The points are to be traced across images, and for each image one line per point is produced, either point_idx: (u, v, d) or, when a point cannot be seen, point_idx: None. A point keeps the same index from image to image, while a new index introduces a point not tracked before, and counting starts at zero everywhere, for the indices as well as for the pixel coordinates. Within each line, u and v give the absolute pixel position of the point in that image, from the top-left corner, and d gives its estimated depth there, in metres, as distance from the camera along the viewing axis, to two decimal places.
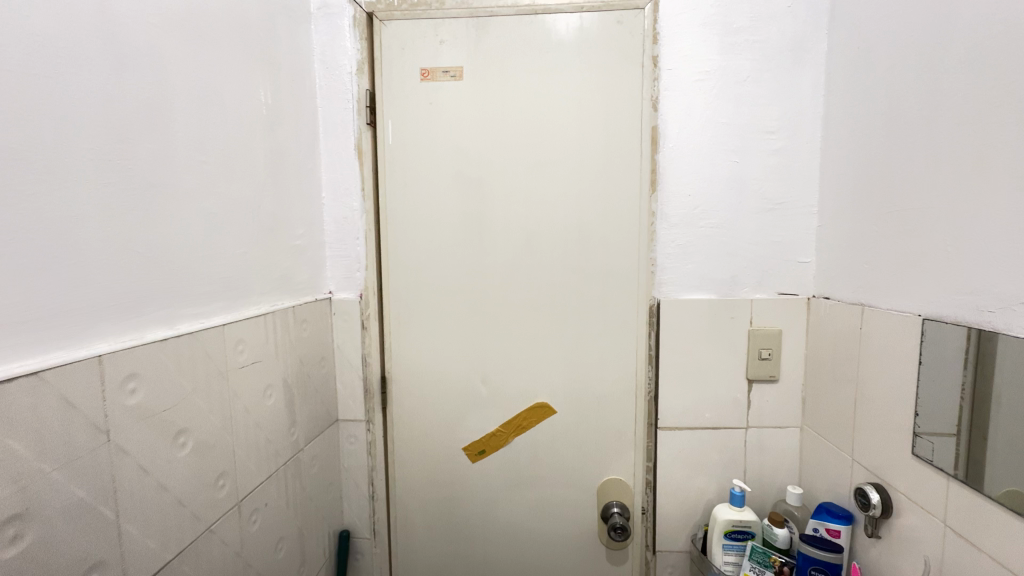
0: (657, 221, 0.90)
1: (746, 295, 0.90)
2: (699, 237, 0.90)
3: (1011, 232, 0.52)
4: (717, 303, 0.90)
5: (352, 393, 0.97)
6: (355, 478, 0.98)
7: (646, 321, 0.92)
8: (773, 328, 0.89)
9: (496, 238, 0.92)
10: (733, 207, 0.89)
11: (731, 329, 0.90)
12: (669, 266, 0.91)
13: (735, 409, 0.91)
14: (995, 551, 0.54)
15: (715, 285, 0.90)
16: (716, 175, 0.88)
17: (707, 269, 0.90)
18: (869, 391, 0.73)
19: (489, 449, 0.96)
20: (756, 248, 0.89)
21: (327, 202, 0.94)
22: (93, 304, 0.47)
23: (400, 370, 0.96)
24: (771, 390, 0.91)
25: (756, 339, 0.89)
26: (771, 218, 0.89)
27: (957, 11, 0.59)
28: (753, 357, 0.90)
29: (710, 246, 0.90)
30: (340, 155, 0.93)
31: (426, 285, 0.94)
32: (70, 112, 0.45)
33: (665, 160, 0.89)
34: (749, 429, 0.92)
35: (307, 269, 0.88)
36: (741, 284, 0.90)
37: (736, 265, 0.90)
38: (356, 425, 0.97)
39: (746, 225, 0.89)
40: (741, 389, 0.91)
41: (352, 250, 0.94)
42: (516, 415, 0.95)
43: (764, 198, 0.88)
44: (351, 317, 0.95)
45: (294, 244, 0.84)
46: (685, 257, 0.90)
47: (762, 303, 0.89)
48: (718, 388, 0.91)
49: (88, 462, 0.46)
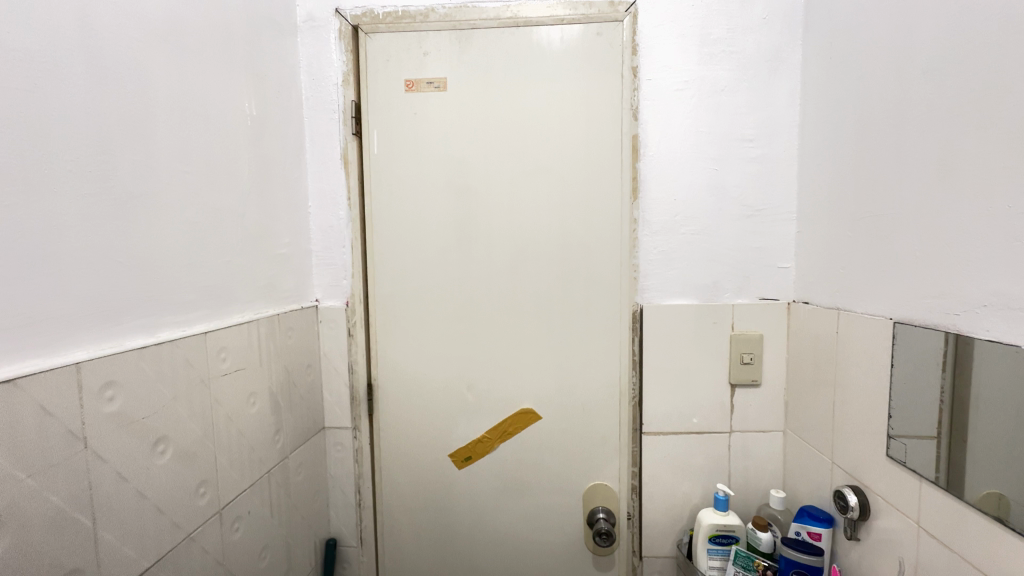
0: (639, 228, 0.91)
1: (728, 300, 0.91)
2: (681, 243, 0.91)
3: (976, 237, 0.54)
4: (700, 308, 0.91)
5: (338, 401, 0.97)
6: (342, 485, 0.98)
7: (629, 327, 0.93)
8: (755, 333, 0.90)
9: (480, 246, 0.93)
10: (714, 214, 0.90)
11: (714, 333, 0.91)
12: (653, 272, 0.92)
13: (720, 414, 0.92)
14: (967, 552, 0.55)
15: (697, 291, 0.91)
16: (696, 182, 0.90)
17: (690, 277, 0.91)
18: (848, 395, 0.74)
19: (476, 456, 0.96)
20: (737, 253, 0.91)
21: (314, 211, 0.95)
22: (73, 312, 0.48)
23: (387, 377, 0.97)
24: (754, 395, 0.92)
25: (738, 344, 0.90)
26: (750, 225, 0.90)
27: (924, 24, 0.61)
28: (735, 361, 0.90)
29: (692, 252, 0.91)
30: (326, 165, 0.94)
31: (411, 291, 0.95)
32: (51, 124, 0.46)
33: (646, 168, 0.90)
34: (733, 433, 0.92)
35: (292, 277, 0.89)
36: (724, 290, 0.91)
37: (717, 271, 0.91)
38: (342, 433, 0.97)
39: (726, 232, 0.91)
40: (724, 394, 0.92)
41: (339, 258, 0.95)
42: (501, 421, 0.95)
43: (744, 205, 0.90)
44: (337, 325, 0.95)
45: (280, 252, 0.85)
46: (668, 263, 0.91)
47: (744, 308, 0.90)
48: (702, 393, 0.92)
49: (63, 470, 0.46)
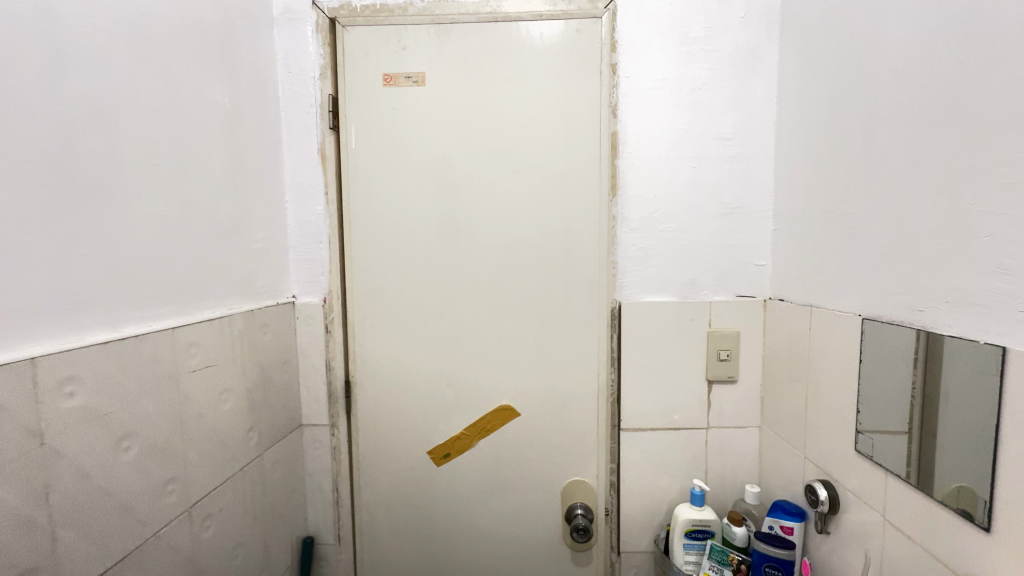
0: (617, 225, 0.91)
1: (706, 297, 0.92)
2: (659, 241, 0.91)
3: (939, 234, 0.55)
4: (678, 305, 0.91)
5: (316, 398, 0.96)
6: (320, 483, 0.97)
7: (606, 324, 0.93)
8: (731, 329, 0.91)
9: (459, 242, 0.93)
10: (691, 212, 0.91)
11: (692, 330, 0.92)
12: (631, 269, 0.92)
13: (697, 410, 0.93)
14: (930, 545, 0.56)
15: (675, 288, 0.92)
16: (674, 179, 0.90)
17: (668, 275, 0.92)
18: (819, 390, 0.75)
19: (454, 453, 0.96)
20: (715, 250, 0.91)
21: (290, 206, 0.94)
22: (31, 306, 0.47)
23: (365, 373, 0.96)
24: (730, 391, 0.92)
25: (714, 341, 0.91)
26: (728, 223, 0.91)
27: (892, 24, 0.61)
28: (712, 358, 0.91)
29: (670, 250, 0.91)
30: (303, 159, 0.93)
31: (389, 287, 0.94)
32: (7, 113, 0.45)
33: (625, 166, 0.90)
34: (710, 429, 0.93)
35: (268, 273, 0.88)
36: (701, 287, 0.92)
37: (695, 268, 0.92)
38: (319, 429, 0.96)
39: (703, 229, 0.91)
40: (701, 390, 0.93)
41: (316, 254, 0.94)
42: (480, 418, 0.95)
43: (721, 203, 0.91)
44: (315, 322, 0.94)
45: (255, 247, 0.84)
46: (646, 260, 0.92)
47: (721, 305, 0.91)
48: (680, 389, 0.93)
49: (18, 467, 0.45)
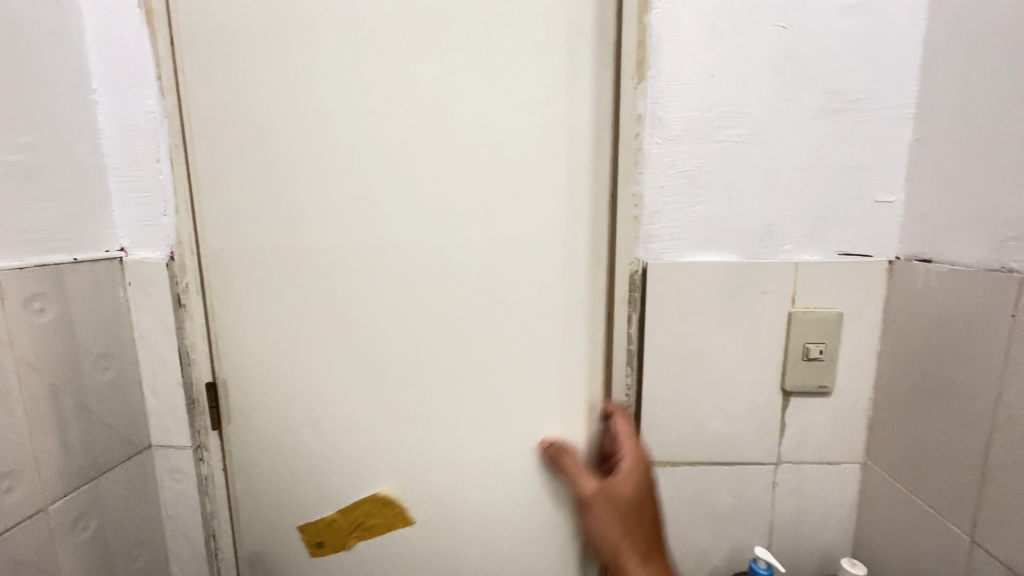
0: (647, 131, 0.54)
1: (788, 256, 0.55)
2: (716, 160, 0.54)
3: None
4: (741, 270, 0.55)
5: (169, 408, 0.62)
6: (185, 531, 0.65)
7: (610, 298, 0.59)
8: (831, 311, 0.55)
9: (455, 329, 0.59)
10: (775, 110, 0.53)
11: (763, 311, 0.56)
12: (665, 208, 0.55)
13: (762, 436, 0.58)
14: None
15: (738, 241, 0.55)
16: (749, 49, 0.52)
17: (727, 219, 0.55)
18: (1010, 430, 0.42)
19: (328, 546, 0.65)
20: (809, 177, 0.54)
21: (104, 99, 0.57)
22: None
23: (242, 371, 0.62)
24: (821, 410, 0.57)
25: (799, 330, 0.55)
26: (836, 129, 0.53)
27: None
28: (794, 357, 0.56)
29: (734, 176, 0.54)
30: (117, 17, 0.55)
31: (298, 344, 0.61)
32: None
33: (663, 23, 0.52)
34: (780, 465, 0.59)
35: (58, 209, 0.52)
36: (782, 239, 0.55)
37: (774, 206, 0.55)
38: (178, 455, 0.63)
39: (792, 138, 0.53)
40: (773, 406, 0.58)
41: (152, 180, 0.58)
42: (355, 505, 0.64)
43: (827, 95, 0.52)
44: (157, 290, 0.59)
45: (13, 162, 0.48)
46: (690, 194, 0.55)
47: (813, 271, 0.55)
48: (735, 405, 0.58)
49: None
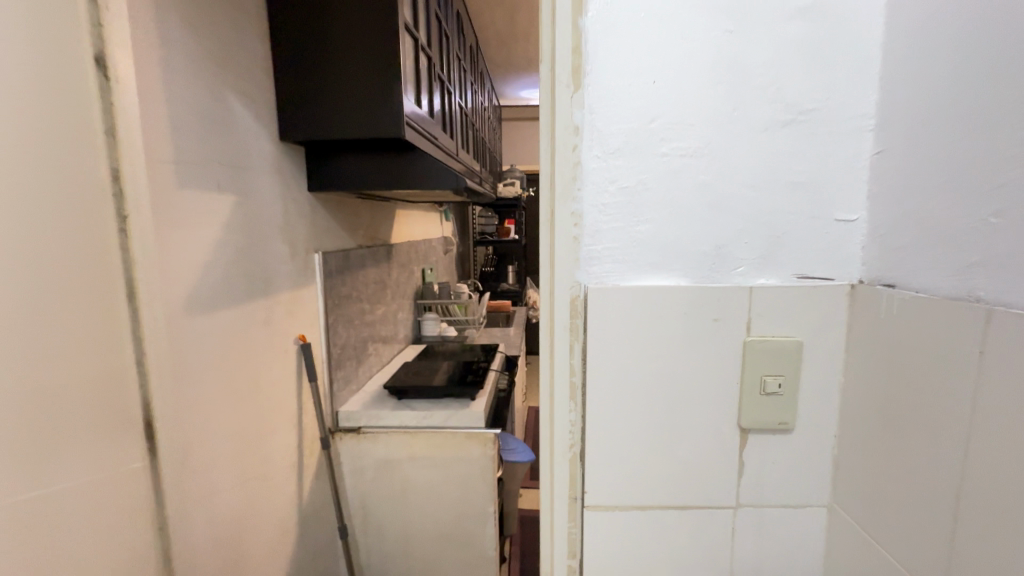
0: (585, 144, 0.49)
1: (742, 280, 0.50)
2: (661, 175, 0.49)
3: None
4: (690, 295, 0.50)
5: None
6: None
7: (551, 324, 0.54)
8: (788, 341, 0.50)
9: None
10: (723, 120, 0.48)
11: (715, 340, 0.51)
12: (606, 228, 0.50)
13: (719, 477, 0.53)
14: None
15: (687, 263, 0.50)
16: (693, 54, 0.48)
17: (674, 239, 0.50)
18: (979, 481, 0.37)
19: None
20: (762, 194, 0.49)
21: None
22: None
23: None
24: (782, 448, 0.52)
25: (755, 361, 0.50)
26: (790, 142, 0.49)
27: None
28: (751, 391, 0.51)
29: (681, 192, 0.49)
30: None
31: None
32: None
33: (600, 27, 0.47)
34: (740, 509, 0.54)
35: None
36: (734, 261, 0.50)
37: (725, 225, 0.50)
38: None
39: (742, 151, 0.49)
40: (730, 444, 0.52)
41: None
42: None
43: (779, 105, 0.48)
44: None
45: None
46: (634, 212, 0.50)
47: (769, 297, 0.50)
48: (688, 443, 0.53)
49: None
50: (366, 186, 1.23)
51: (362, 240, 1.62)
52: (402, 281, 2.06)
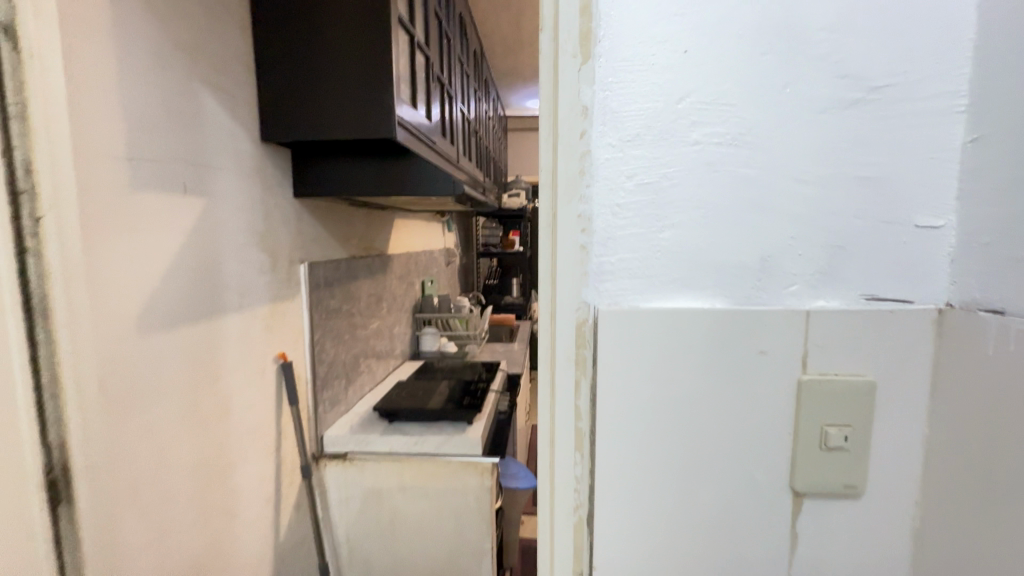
0: (595, 128, 0.39)
1: (795, 302, 0.40)
2: (691, 168, 0.39)
3: None
4: (729, 321, 0.40)
5: None
6: None
7: (552, 353, 0.43)
8: (859, 380, 0.39)
9: None
10: (771, 100, 0.38)
11: (762, 379, 0.40)
12: (620, 234, 0.40)
13: (763, 551, 0.42)
14: None
15: (725, 279, 0.40)
16: (730, 16, 0.38)
17: (706, 249, 0.40)
18: None
19: None
20: (820, 192, 0.39)
21: None
22: None
23: None
24: (846, 518, 0.41)
25: (813, 406, 0.39)
26: (857, 128, 0.38)
27: None
28: (807, 445, 0.40)
29: (717, 189, 0.39)
30: None
31: None
32: None
33: None
34: None
35: None
36: (785, 278, 0.40)
37: (774, 232, 0.39)
38: None
39: (794, 138, 0.38)
40: (778, 510, 0.41)
41: None
42: None
43: (843, 81, 0.38)
44: None
45: None
46: (656, 216, 0.39)
47: (829, 326, 0.39)
48: (724, 510, 0.41)
49: None
50: (355, 192, 1.14)
51: (355, 250, 1.53)
52: (400, 293, 1.96)
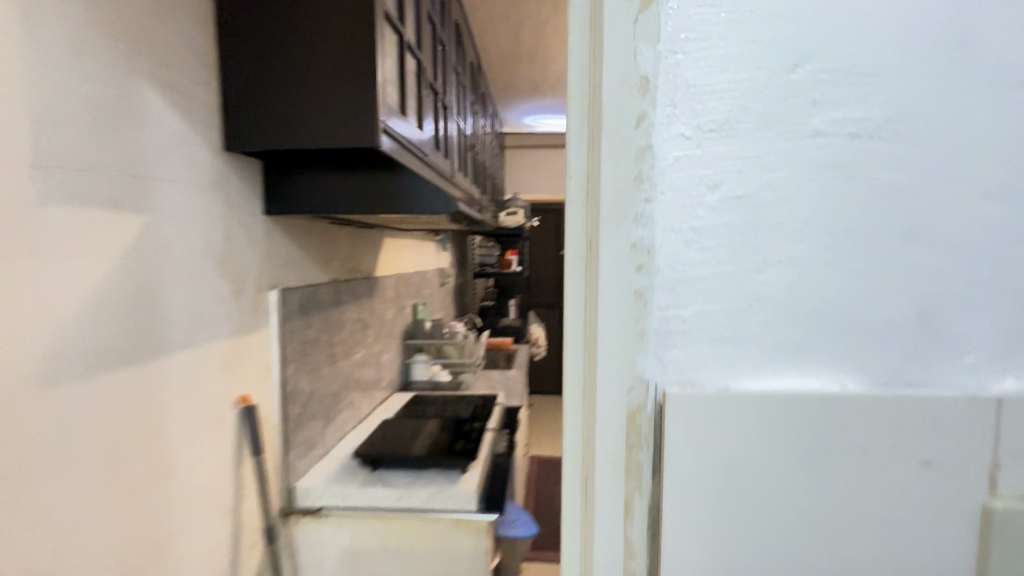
0: (659, 109, 0.25)
1: (970, 383, 0.25)
2: (808, 173, 0.25)
3: None
4: (872, 416, 0.25)
5: None
6: None
7: (584, 453, 0.28)
8: None
9: None
10: (934, 70, 0.24)
11: (918, 506, 0.25)
12: (696, 275, 0.26)
13: None
14: None
15: (859, 347, 0.26)
16: None
17: (829, 300, 0.26)
18: None
19: None
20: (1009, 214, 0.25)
21: None
22: None
23: None
24: None
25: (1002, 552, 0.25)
26: None
27: None
28: None
29: (850, 207, 0.25)
30: None
31: None
32: None
33: None
34: None
35: None
36: (951, 348, 0.26)
37: (936, 276, 0.25)
38: None
39: (975, 135, 0.25)
40: None
41: None
42: None
43: None
44: None
45: None
46: (753, 247, 0.25)
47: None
48: None
49: None
50: (336, 209, 1.00)
51: (338, 273, 1.38)
52: (389, 318, 1.81)
